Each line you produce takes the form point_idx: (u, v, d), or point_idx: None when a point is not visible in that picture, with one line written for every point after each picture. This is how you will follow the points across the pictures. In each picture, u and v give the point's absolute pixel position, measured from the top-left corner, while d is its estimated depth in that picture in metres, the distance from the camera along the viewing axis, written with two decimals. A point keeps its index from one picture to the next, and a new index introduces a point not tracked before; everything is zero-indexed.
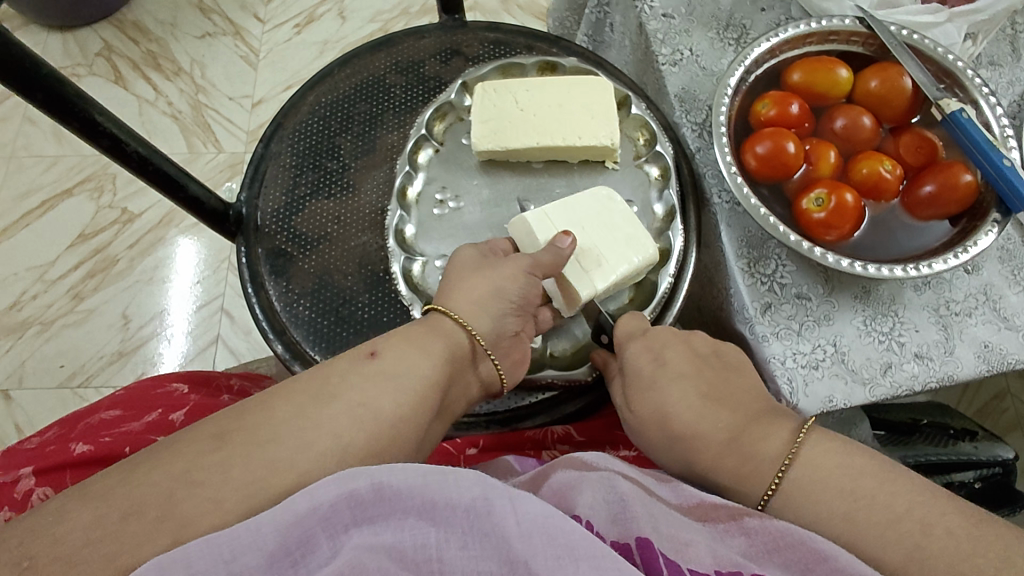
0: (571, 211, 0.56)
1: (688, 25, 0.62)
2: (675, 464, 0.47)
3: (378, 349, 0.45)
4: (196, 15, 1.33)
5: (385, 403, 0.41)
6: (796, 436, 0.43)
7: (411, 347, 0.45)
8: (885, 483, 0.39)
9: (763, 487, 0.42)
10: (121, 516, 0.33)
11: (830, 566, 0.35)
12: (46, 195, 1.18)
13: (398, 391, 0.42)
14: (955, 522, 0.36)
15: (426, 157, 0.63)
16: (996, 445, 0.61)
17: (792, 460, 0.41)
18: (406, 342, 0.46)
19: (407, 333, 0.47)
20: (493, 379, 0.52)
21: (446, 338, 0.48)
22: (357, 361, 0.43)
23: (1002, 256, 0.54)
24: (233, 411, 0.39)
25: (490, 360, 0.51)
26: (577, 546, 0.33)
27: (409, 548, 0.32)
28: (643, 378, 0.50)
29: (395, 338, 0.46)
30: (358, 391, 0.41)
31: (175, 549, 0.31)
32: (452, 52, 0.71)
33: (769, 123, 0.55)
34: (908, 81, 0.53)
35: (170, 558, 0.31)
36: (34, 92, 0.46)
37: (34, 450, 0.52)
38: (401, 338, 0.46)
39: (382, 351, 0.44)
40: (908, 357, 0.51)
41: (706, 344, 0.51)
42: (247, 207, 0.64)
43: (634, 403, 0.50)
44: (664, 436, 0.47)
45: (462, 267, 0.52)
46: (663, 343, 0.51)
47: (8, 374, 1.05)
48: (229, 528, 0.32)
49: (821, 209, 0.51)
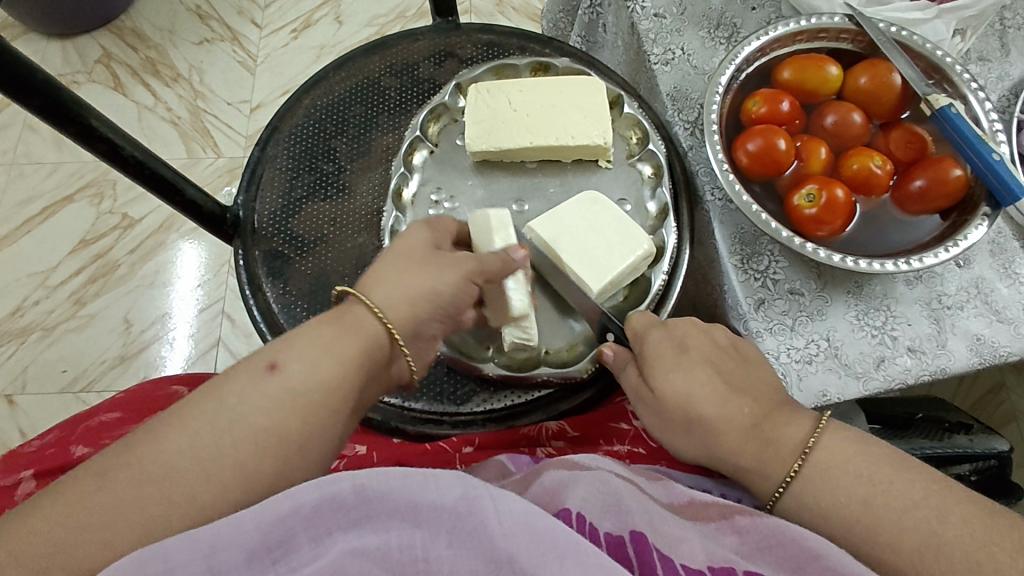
0: (555, 224, 0.57)
1: (679, 25, 0.62)
2: (692, 447, 0.46)
3: (281, 359, 0.39)
4: (195, 21, 1.34)
5: (309, 416, 0.39)
6: (817, 425, 0.44)
7: (318, 354, 0.40)
8: (859, 489, 0.40)
9: (781, 475, 0.43)
10: (106, 520, 0.33)
11: (823, 564, 0.35)
12: (48, 202, 1.19)
13: (305, 410, 0.38)
14: (926, 521, 0.38)
15: (421, 159, 0.64)
16: (991, 438, 0.61)
17: (810, 448, 0.42)
18: (313, 346, 0.40)
19: (311, 334, 0.41)
20: (405, 375, 0.48)
21: (359, 338, 0.42)
22: (255, 378, 0.38)
23: (993, 249, 0.54)
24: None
25: (405, 359, 0.47)
26: (562, 544, 0.33)
27: (394, 549, 0.33)
28: (665, 359, 0.48)
29: (299, 341, 0.40)
30: (268, 411, 0.38)
31: (151, 546, 0.32)
32: (446, 54, 0.71)
33: (760, 120, 0.55)
34: (897, 77, 0.54)
35: (149, 554, 0.31)
36: (31, 99, 0.47)
37: (35, 453, 0.53)
38: (303, 340, 0.40)
39: (283, 362, 0.39)
40: (901, 351, 0.52)
41: (726, 334, 0.49)
42: (244, 210, 0.65)
43: (654, 382, 0.48)
44: (681, 418, 0.46)
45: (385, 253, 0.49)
46: (684, 332, 0.49)
47: (12, 380, 1.06)
48: (212, 524, 0.33)
49: (812, 205, 0.51)
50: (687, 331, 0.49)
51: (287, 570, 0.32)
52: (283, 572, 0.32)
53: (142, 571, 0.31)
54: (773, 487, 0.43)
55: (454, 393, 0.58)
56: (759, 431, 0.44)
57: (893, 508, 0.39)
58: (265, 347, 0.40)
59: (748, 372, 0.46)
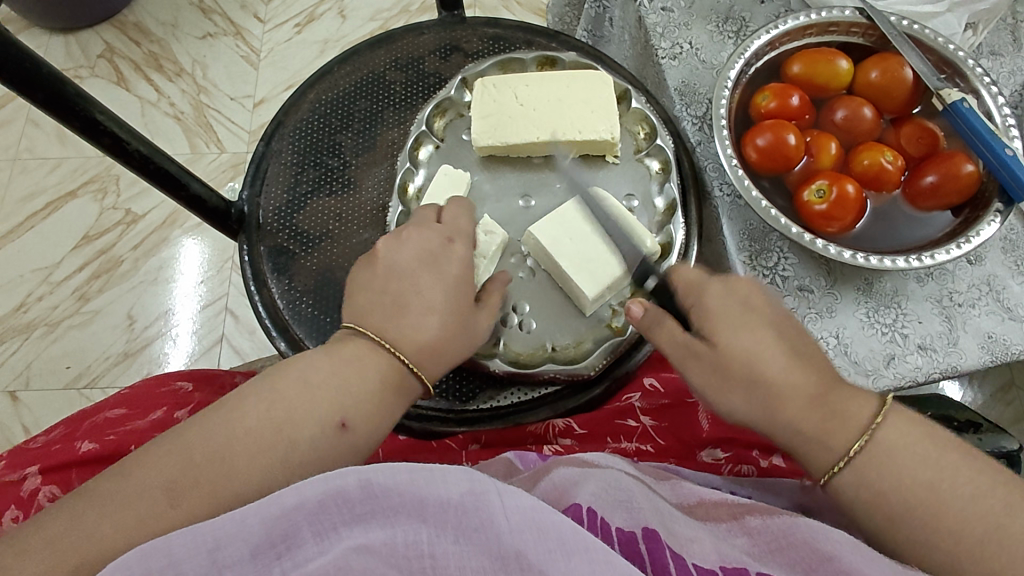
0: (557, 224, 0.56)
1: (687, 19, 0.62)
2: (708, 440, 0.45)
3: (350, 417, 0.43)
4: (197, 15, 1.33)
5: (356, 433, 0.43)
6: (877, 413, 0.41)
7: (378, 413, 0.45)
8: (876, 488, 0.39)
9: (841, 450, 0.41)
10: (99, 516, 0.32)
11: (835, 566, 0.34)
12: (51, 197, 1.18)
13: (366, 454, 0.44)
14: (941, 518, 0.37)
15: (415, 191, 0.62)
16: (1000, 436, 0.59)
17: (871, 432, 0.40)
18: (374, 405, 0.44)
19: (369, 387, 0.44)
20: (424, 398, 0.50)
21: (406, 399, 0.47)
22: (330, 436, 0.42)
23: (1005, 246, 0.53)
24: (229, 429, 0.40)
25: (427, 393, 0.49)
26: (570, 540, 0.32)
27: (399, 545, 0.32)
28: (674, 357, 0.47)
29: (367, 400, 0.44)
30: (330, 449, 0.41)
31: (160, 539, 0.32)
32: (451, 48, 0.71)
33: (769, 115, 0.54)
34: (910, 72, 0.53)
35: (153, 546, 0.31)
36: (35, 92, 0.46)
37: (41, 449, 0.52)
38: (364, 393, 0.44)
39: (352, 420, 0.43)
40: (912, 349, 0.51)
41: None
42: (249, 206, 0.65)
43: None
44: None
45: (373, 258, 0.50)
46: None
47: (16, 375, 1.06)
48: (217, 519, 0.32)
49: (822, 201, 0.51)
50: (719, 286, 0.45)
51: (291, 566, 0.31)
52: (288, 568, 0.31)
53: (146, 565, 0.31)
54: (832, 461, 0.41)
55: (459, 390, 0.57)
56: (827, 401, 0.41)
57: (910, 508, 0.38)
58: (331, 398, 0.43)
59: (796, 339, 0.44)
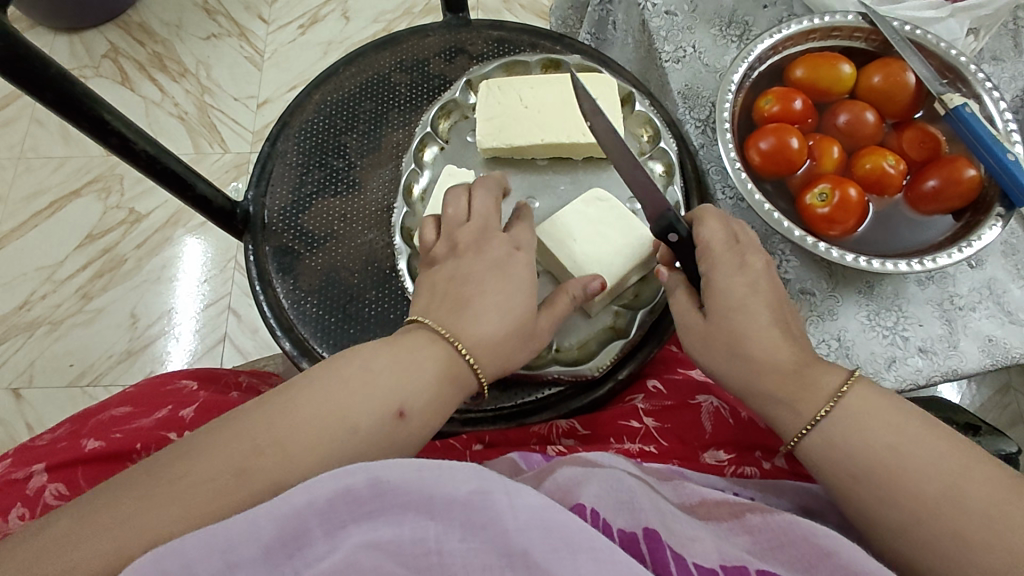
0: (564, 225, 0.57)
1: (691, 22, 0.62)
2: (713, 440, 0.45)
3: (407, 408, 0.42)
4: (202, 15, 1.34)
5: None
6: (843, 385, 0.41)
7: (436, 406, 0.44)
8: None
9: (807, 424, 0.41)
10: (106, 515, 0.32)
11: (833, 562, 0.34)
12: (55, 196, 1.19)
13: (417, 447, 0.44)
14: None
15: (420, 192, 0.63)
16: (998, 439, 0.59)
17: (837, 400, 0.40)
18: (433, 396, 0.43)
19: (429, 378, 0.44)
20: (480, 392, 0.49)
21: (464, 392, 0.46)
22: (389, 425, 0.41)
23: (1006, 250, 0.54)
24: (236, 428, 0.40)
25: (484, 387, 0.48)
26: (576, 540, 0.32)
27: (407, 543, 0.33)
28: None
29: (426, 391, 0.43)
30: None
31: (168, 542, 0.32)
32: (456, 50, 0.71)
33: (772, 119, 0.55)
34: (911, 76, 0.53)
35: (164, 551, 0.31)
36: (44, 92, 0.47)
37: (47, 446, 0.53)
38: (423, 384, 0.43)
39: (410, 411, 0.42)
40: (912, 352, 0.52)
41: None
42: (254, 206, 0.65)
43: None
44: None
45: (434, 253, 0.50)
46: None
47: (19, 374, 1.07)
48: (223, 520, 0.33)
49: (825, 204, 0.51)
50: (734, 269, 0.45)
51: (303, 565, 0.32)
52: (299, 567, 0.32)
53: (156, 567, 0.31)
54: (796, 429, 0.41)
55: None
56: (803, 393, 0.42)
57: None
58: (389, 388, 0.42)
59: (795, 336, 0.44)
